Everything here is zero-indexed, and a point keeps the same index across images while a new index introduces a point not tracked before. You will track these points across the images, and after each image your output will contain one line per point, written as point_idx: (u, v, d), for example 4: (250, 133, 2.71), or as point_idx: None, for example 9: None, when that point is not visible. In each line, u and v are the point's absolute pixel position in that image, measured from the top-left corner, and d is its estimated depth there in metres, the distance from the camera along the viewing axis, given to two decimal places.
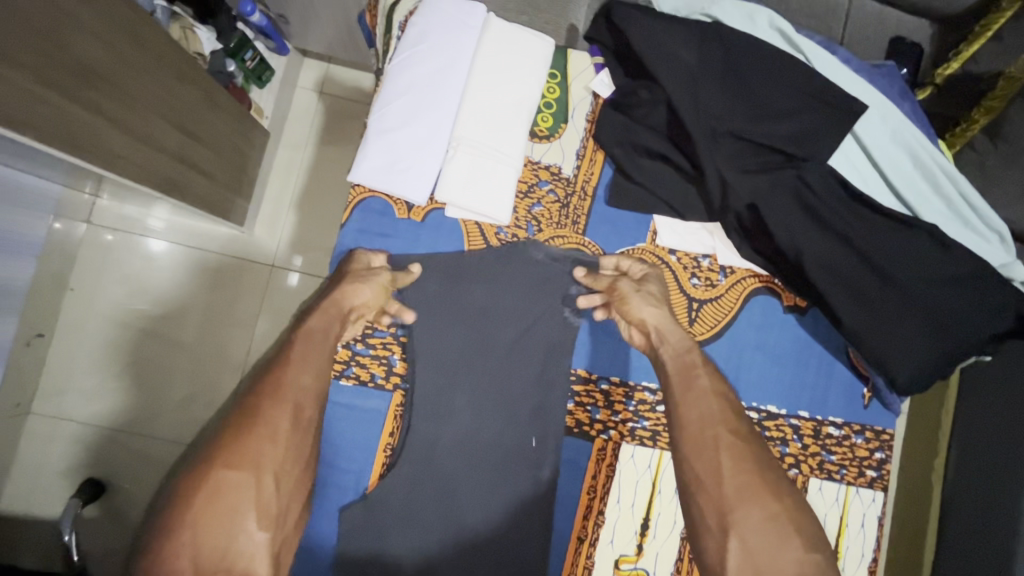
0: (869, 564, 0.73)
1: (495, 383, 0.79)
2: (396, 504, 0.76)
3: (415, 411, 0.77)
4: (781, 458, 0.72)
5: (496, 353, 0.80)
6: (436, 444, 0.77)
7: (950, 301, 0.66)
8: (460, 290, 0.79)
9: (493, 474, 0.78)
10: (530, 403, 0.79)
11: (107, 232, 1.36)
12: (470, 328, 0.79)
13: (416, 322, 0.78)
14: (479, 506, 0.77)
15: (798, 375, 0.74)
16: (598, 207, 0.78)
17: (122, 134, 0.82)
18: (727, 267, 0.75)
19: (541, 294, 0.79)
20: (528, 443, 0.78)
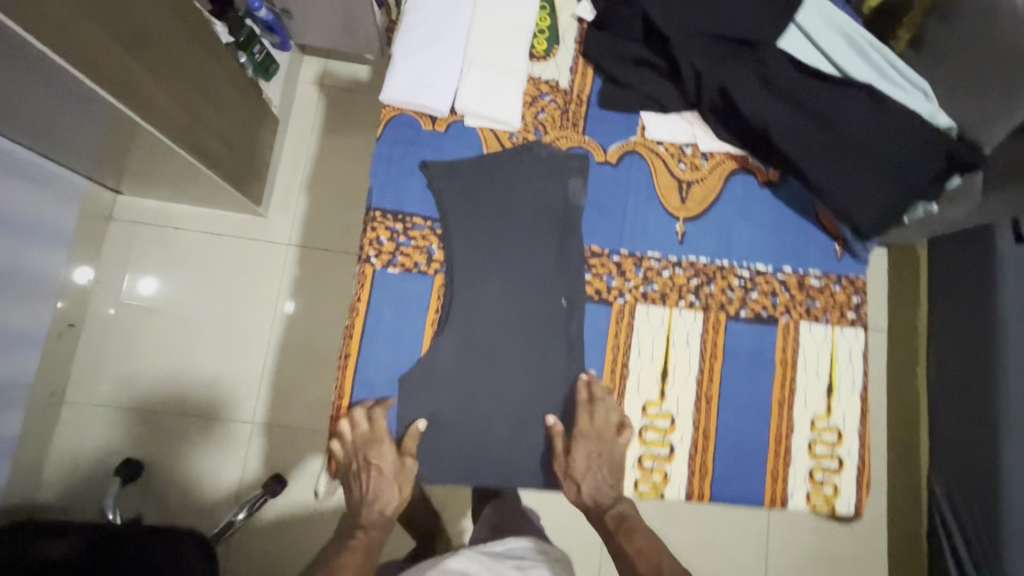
0: (862, 394, 0.83)
1: (523, 254, 0.80)
2: (444, 375, 0.77)
3: (454, 301, 0.77)
4: (772, 307, 0.83)
5: (519, 226, 0.81)
6: (477, 332, 0.78)
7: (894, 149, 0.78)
8: (479, 174, 0.80)
9: (529, 340, 0.79)
10: (556, 270, 0.80)
11: (108, 305, 1.42)
12: (496, 214, 0.80)
13: (448, 210, 0.79)
14: (523, 371, 0.78)
15: (781, 238, 0.85)
16: (593, 111, 0.85)
17: (164, 93, 0.93)
18: (708, 152, 0.85)
19: (555, 169, 0.82)
20: (559, 306, 0.80)
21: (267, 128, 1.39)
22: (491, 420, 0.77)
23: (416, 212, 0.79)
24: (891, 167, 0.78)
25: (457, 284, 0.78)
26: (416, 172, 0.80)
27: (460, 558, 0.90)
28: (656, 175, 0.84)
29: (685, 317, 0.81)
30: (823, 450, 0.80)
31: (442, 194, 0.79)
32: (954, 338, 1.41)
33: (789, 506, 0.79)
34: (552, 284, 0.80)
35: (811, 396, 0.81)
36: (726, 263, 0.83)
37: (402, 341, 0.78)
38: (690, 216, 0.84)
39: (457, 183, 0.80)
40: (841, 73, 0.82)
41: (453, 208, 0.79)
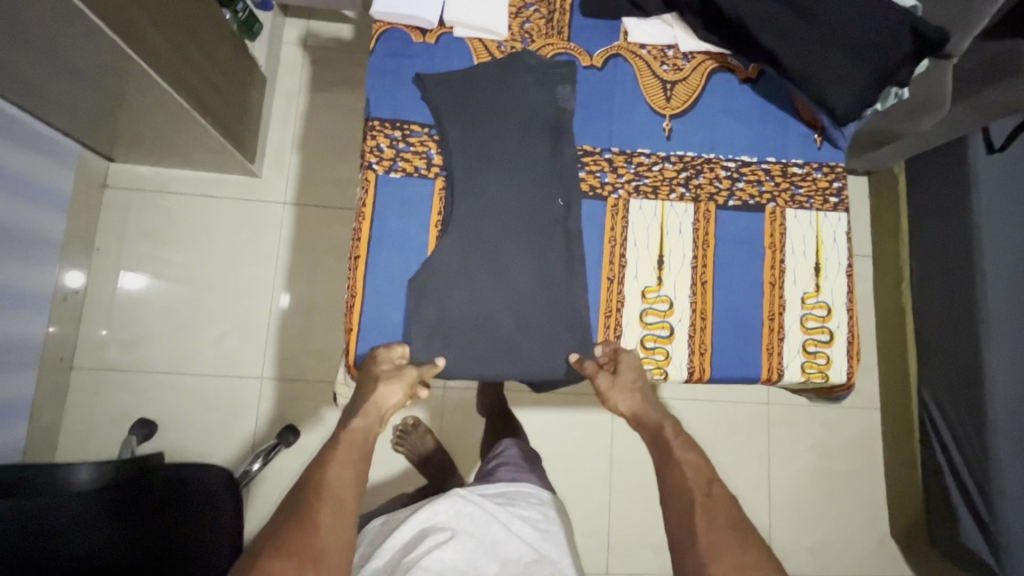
0: (848, 271, 0.87)
1: (519, 156, 0.83)
2: (451, 273, 0.80)
3: (457, 203, 0.81)
4: (759, 195, 0.87)
5: (514, 130, 0.84)
6: (480, 231, 0.81)
7: (865, 31, 0.81)
8: (472, 83, 0.83)
9: (530, 237, 0.82)
10: (551, 169, 0.83)
11: (101, 328, 1.41)
12: (491, 119, 0.83)
13: (444, 116, 0.82)
14: (526, 266, 0.81)
15: (763, 131, 0.89)
16: (576, 19, 0.88)
17: (157, 32, 0.96)
18: (688, 54, 0.89)
19: (545, 75, 0.85)
20: (555, 204, 0.83)
21: (255, 87, 1.41)
22: (500, 314, 0.80)
23: (414, 121, 0.82)
24: (864, 49, 0.82)
25: (457, 187, 0.81)
26: (412, 83, 0.83)
27: (457, 499, 0.98)
28: (640, 76, 0.88)
29: (677, 208, 0.85)
30: (815, 325, 0.85)
31: (438, 102, 0.82)
32: (934, 250, 1.46)
33: (787, 378, 0.83)
34: (548, 183, 0.83)
35: (800, 275, 0.86)
36: (712, 156, 0.87)
37: (410, 242, 0.81)
38: (676, 114, 0.88)
39: (451, 90, 0.82)
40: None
41: (450, 114, 0.82)
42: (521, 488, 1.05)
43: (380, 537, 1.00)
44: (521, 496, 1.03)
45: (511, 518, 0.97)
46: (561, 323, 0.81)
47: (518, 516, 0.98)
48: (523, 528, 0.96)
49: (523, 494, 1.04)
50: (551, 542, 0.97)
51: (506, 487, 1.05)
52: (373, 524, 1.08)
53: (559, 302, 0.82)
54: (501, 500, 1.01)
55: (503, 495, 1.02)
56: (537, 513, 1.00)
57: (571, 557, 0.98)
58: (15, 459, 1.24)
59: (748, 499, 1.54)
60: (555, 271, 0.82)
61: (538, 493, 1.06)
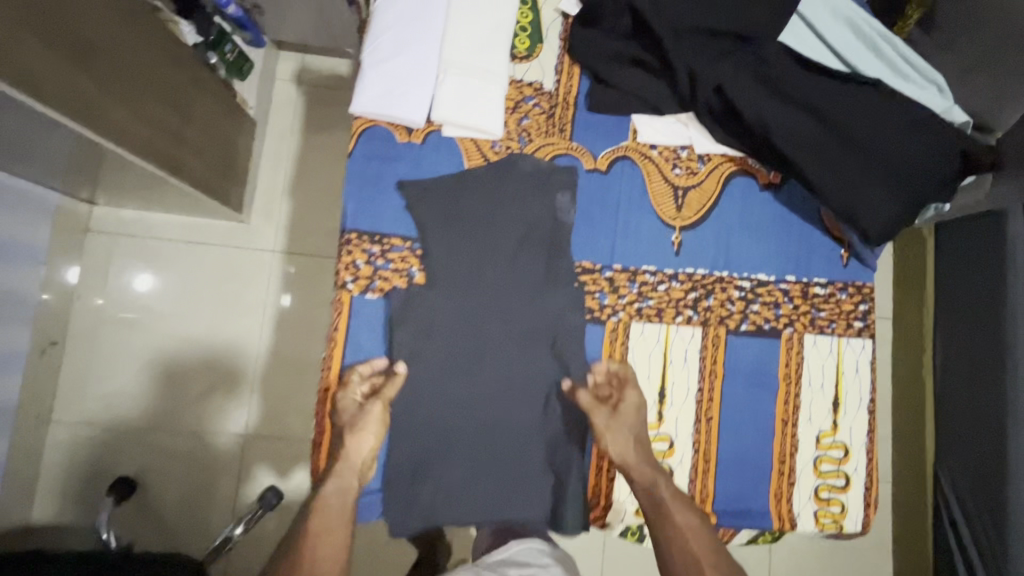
0: (869, 406, 0.78)
1: (510, 277, 0.75)
2: (432, 406, 0.74)
3: (444, 328, 0.74)
4: (775, 319, 0.78)
5: (506, 247, 0.75)
6: (465, 358, 0.74)
7: (905, 149, 0.72)
8: (461, 196, 0.75)
9: (520, 367, 0.75)
10: (545, 292, 0.75)
11: (96, 297, 1.38)
12: (481, 234, 0.75)
13: (429, 231, 0.74)
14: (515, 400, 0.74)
15: (783, 244, 0.80)
16: (580, 114, 0.79)
17: (121, 104, 0.88)
18: (705, 155, 0.80)
19: (543, 188, 0.76)
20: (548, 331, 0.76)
21: (243, 132, 1.33)
22: (484, 452, 0.74)
23: (396, 234, 0.74)
24: (905, 166, 0.72)
25: (443, 312, 0.74)
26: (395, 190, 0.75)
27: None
28: (649, 182, 0.79)
29: (683, 334, 0.77)
30: (830, 468, 0.77)
31: (424, 217, 0.74)
32: (962, 328, 1.36)
33: (798, 527, 0.76)
34: (541, 307, 0.75)
35: (816, 411, 0.78)
36: (725, 274, 0.79)
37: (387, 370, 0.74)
38: (687, 225, 0.79)
39: (437, 201, 0.74)
40: (851, 70, 0.77)
41: (436, 228, 0.74)
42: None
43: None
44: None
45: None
46: (548, 462, 0.76)
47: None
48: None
49: None
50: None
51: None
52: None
53: (546, 440, 0.76)
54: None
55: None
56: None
57: None
58: None
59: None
60: (545, 408, 0.76)
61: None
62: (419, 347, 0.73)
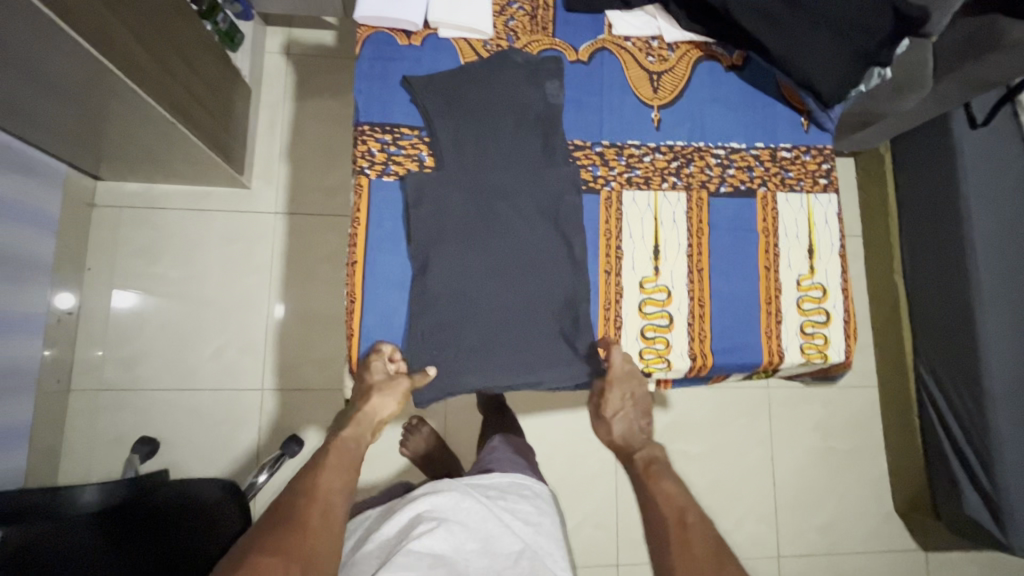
0: (840, 250, 0.88)
1: (510, 158, 0.83)
2: (449, 273, 0.80)
3: (452, 203, 0.81)
4: (749, 180, 0.88)
5: (504, 130, 0.84)
6: (474, 229, 0.81)
7: (844, 13, 0.82)
8: (461, 89, 0.83)
9: (525, 240, 0.82)
10: (542, 169, 0.84)
11: (101, 316, 1.42)
12: (481, 120, 0.83)
13: (435, 118, 0.82)
14: (525, 265, 0.82)
15: (750, 117, 0.90)
16: (560, 15, 0.88)
17: (140, 46, 0.95)
18: (673, 44, 0.90)
19: (533, 78, 0.85)
20: (549, 202, 0.83)
21: (240, 96, 1.40)
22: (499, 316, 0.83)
23: (406, 125, 0.83)
24: (847, 30, 0.82)
25: (450, 190, 0.81)
26: (401, 86, 0.83)
27: (455, 492, 0.97)
28: (627, 69, 0.88)
29: (670, 198, 0.86)
30: (811, 306, 0.86)
31: (429, 107, 0.82)
32: (924, 227, 1.48)
33: (787, 360, 0.84)
34: (540, 181, 0.83)
35: (794, 258, 0.87)
36: (702, 144, 0.88)
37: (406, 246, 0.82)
38: (664, 105, 0.88)
39: (440, 92, 0.82)
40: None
41: (440, 114, 0.82)
42: (516, 480, 1.07)
43: (374, 525, 1.00)
44: (514, 489, 1.05)
45: (502, 511, 0.97)
46: (558, 322, 0.82)
47: (510, 511, 0.99)
48: (514, 522, 0.97)
49: (516, 486, 1.06)
50: (543, 536, 0.98)
51: (501, 479, 1.06)
52: (367, 515, 1.07)
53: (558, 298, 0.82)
54: (494, 494, 1.02)
55: (498, 488, 1.03)
56: (530, 507, 1.02)
57: (562, 549, 0.98)
58: (16, 485, 1.23)
59: (751, 481, 1.55)
60: (551, 275, 0.82)
61: (530, 484, 1.08)
62: (433, 222, 0.81)
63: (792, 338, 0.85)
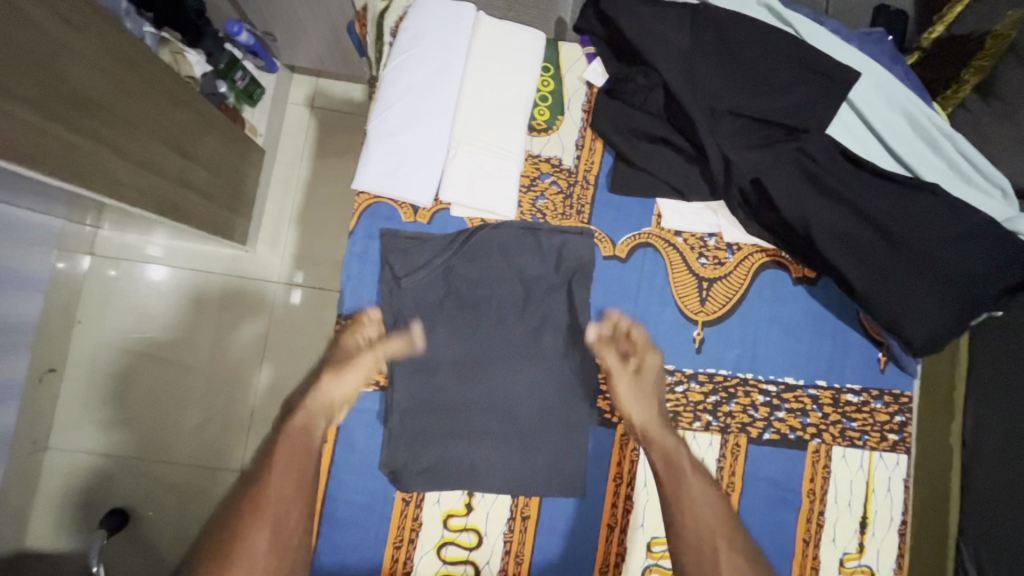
0: (900, 527, 0.72)
1: (494, 346, 0.78)
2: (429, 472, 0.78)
3: (444, 402, 0.78)
4: (802, 429, 0.72)
5: (490, 317, 0.79)
6: (467, 424, 0.78)
7: (961, 256, 0.67)
8: (448, 270, 0.78)
9: (502, 431, 0.78)
10: (526, 363, 0.78)
11: (86, 371, 1.35)
12: (467, 307, 0.79)
13: (409, 304, 0.78)
14: (497, 462, 0.78)
15: (815, 346, 0.75)
16: (601, 195, 0.78)
17: (126, 161, 0.84)
18: (733, 244, 0.76)
19: (522, 258, 0.78)
20: (530, 398, 0.78)
21: (251, 160, 1.29)
22: (474, 568, 0.79)
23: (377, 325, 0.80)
24: (957, 275, 0.67)
25: (435, 382, 0.78)
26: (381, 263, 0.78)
27: None
28: (671, 272, 0.77)
29: (700, 440, 0.74)
30: None
31: (406, 296, 0.78)
32: None
33: None
34: (521, 373, 0.78)
35: (841, 533, 0.72)
36: (749, 376, 0.74)
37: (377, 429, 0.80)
38: (710, 320, 0.76)
39: (426, 277, 0.78)
40: (911, 174, 0.73)
41: (417, 303, 0.78)
42: None
43: None
44: None
45: None
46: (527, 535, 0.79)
47: None
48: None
49: None
50: None
51: None
52: None
53: (551, 543, 0.79)
54: None
55: None
56: None
57: None
58: None
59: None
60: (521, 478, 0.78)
61: None
62: (423, 419, 0.78)
63: None
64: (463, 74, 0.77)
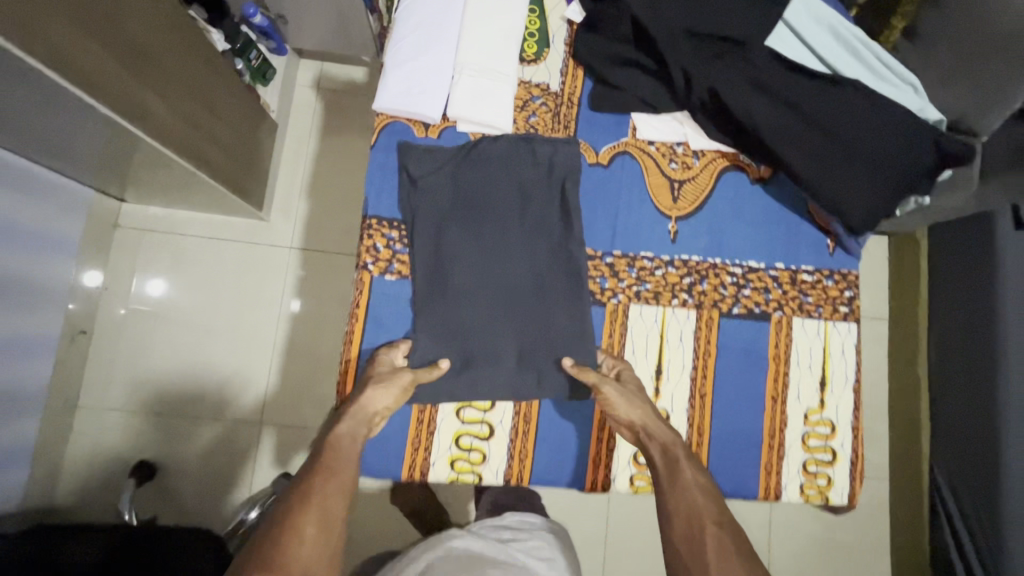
0: (854, 384, 0.88)
1: (498, 242, 0.91)
2: (444, 355, 0.89)
3: (458, 299, 0.90)
4: (766, 303, 0.89)
5: (493, 217, 0.91)
6: (476, 316, 0.90)
7: (882, 142, 0.81)
8: (455, 178, 0.91)
9: (505, 314, 0.90)
10: (524, 255, 0.91)
11: (113, 334, 1.44)
12: (472, 209, 0.91)
13: (419, 208, 0.90)
14: (501, 340, 0.90)
15: (773, 234, 0.90)
16: (583, 113, 0.93)
17: (166, 109, 0.96)
18: (699, 151, 0.92)
19: (518, 168, 0.91)
20: (527, 284, 0.91)
21: (265, 132, 1.40)
22: (489, 426, 0.93)
23: (392, 224, 0.91)
24: (880, 159, 0.82)
25: (446, 277, 0.90)
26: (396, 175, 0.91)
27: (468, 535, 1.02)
28: (648, 175, 0.92)
29: (679, 315, 0.90)
30: (817, 443, 0.87)
31: (417, 201, 0.90)
32: (954, 321, 1.39)
33: (784, 498, 0.87)
34: (519, 264, 0.91)
35: (804, 390, 0.88)
36: (718, 260, 0.90)
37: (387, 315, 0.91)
38: (683, 216, 0.91)
39: (435, 184, 0.91)
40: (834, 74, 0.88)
41: (427, 207, 0.90)
42: (526, 520, 1.12)
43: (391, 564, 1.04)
44: (524, 527, 1.10)
45: (517, 549, 1.01)
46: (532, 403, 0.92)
47: (525, 552, 1.02)
48: (534, 562, 1.01)
49: (524, 524, 1.11)
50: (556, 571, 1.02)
51: (511, 520, 1.11)
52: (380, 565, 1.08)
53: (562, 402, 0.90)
54: (508, 535, 1.06)
55: (510, 528, 1.08)
56: (541, 543, 1.06)
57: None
58: (18, 501, 1.26)
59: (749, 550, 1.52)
60: (522, 352, 0.90)
61: (535, 522, 1.13)
62: (440, 314, 0.90)
63: (797, 474, 0.87)
64: (464, 14, 0.92)
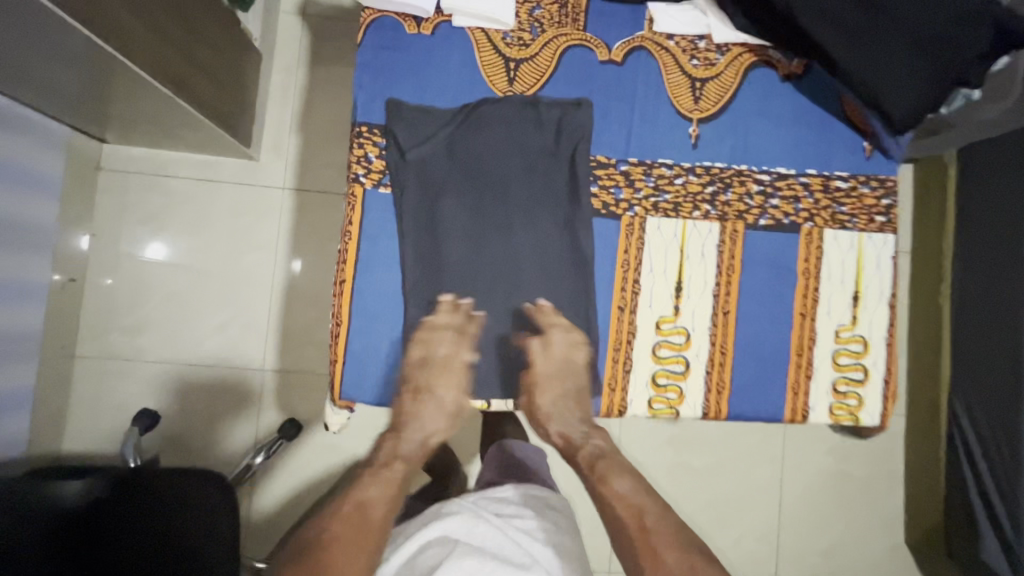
0: (888, 299, 0.89)
1: (496, 205, 0.87)
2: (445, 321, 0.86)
3: (457, 272, 0.87)
4: (797, 214, 0.88)
5: (490, 181, 0.88)
6: (477, 278, 0.87)
7: (932, 19, 0.72)
8: (450, 141, 0.87)
9: (505, 281, 0.87)
10: (523, 217, 0.87)
11: (105, 279, 1.39)
12: (467, 173, 0.87)
13: (410, 175, 0.87)
14: (501, 306, 0.87)
15: (800, 137, 0.89)
16: (595, 5, 0.90)
17: (135, 20, 0.87)
18: (723, 46, 0.89)
19: (514, 131, 0.88)
20: (526, 251, 0.88)
21: (248, 60, 1.30)
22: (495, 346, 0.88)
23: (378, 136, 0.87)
24: (930, 39, 0.73)
25: (444, 241, 0.87)
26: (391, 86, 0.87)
27: (466, 516, 0.88)
28: (666, 72, 0.89)
29: (701, 228, 0.88)
30: (848, 360, 0.88)
31: (410, 162, 0.87)
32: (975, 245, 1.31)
33: (812, 416, 0.88)
34: (518, 229, 0.88)
35: (836, 305, 0.88)
36: (744, 167, 0.89)
37: (381, 271, 0.87)
38: (704, 118, 0.89)
39: (429, 146, 0.87)
40: None
41: (420, 171, 0.87)
42: (530, 492, 0.99)
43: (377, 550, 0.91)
44: (530, 502, 0.96)
45: (519, 531, 0.88)
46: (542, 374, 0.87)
47: (530, 532, 0.89)
48: (535, 545, 0.87)
49: (533, 498, 0.98)
50: (567, 552, 0.89)
51: (514, 493, 0.97)
52: None
53: (572, 378, 0.87)
54: (510, 511, 0.92)
55: (512, 503, 0.94)
56: (550, 521, 0.93)
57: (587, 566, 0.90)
58: (22, 448, 1.24)
59: (734, 527, 1.47)
60: (525, 320, 0.87)
61: (545, 493, 1.00)
62: (438, 289, 0.86)
63: (828, 393, 0.88)
64: None
